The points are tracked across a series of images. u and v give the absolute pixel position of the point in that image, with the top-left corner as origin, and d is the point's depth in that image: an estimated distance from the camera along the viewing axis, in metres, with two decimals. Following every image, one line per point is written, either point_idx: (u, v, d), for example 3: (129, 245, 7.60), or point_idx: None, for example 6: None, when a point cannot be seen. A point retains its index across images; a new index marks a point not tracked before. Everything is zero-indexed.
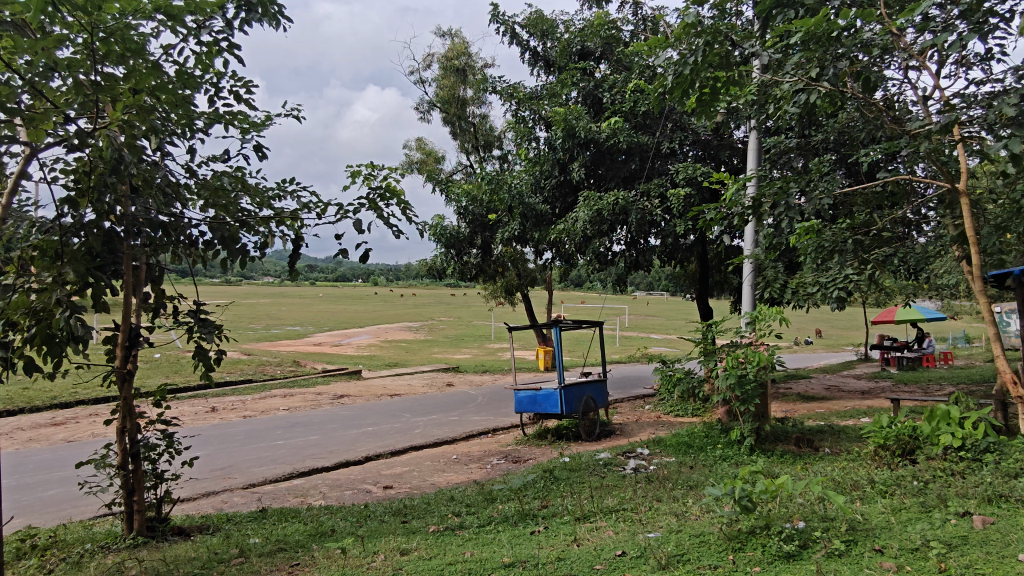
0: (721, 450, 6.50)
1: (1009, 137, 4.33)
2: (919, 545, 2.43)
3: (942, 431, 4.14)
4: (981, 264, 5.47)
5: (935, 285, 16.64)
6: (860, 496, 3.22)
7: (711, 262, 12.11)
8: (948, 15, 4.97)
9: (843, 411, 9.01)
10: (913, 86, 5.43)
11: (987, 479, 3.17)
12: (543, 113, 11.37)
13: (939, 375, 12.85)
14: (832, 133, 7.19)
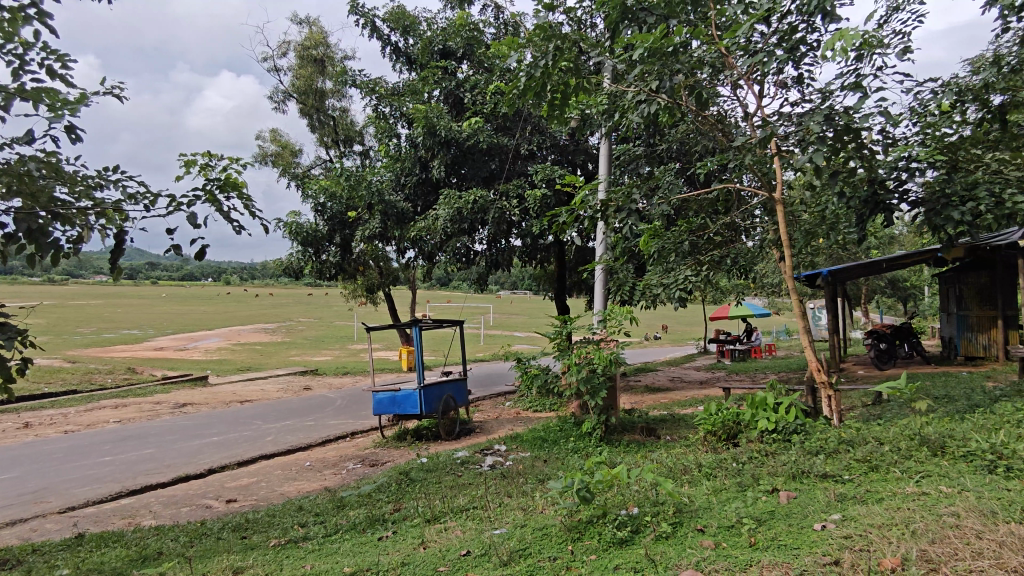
0: (573, 442, 6.74)
1: (814, 153, 4.87)
2: (733, 522, 2.64)
3: (760, 417, 4.58)
4: (793, 266, 6.11)
5: (762, 284, 18.49)
6: (688, 480, 3.48)
7: (567, 262, 12.58)
8: (767, 40, 5.51)
9: (684, 400, 9.74)
10: (740, 103, 5.97)
11: (793, 457, 3.54)
12: (405, 110, 11.17)
13: (766, 365, 14.29)
14: (672, 142, 7.85)
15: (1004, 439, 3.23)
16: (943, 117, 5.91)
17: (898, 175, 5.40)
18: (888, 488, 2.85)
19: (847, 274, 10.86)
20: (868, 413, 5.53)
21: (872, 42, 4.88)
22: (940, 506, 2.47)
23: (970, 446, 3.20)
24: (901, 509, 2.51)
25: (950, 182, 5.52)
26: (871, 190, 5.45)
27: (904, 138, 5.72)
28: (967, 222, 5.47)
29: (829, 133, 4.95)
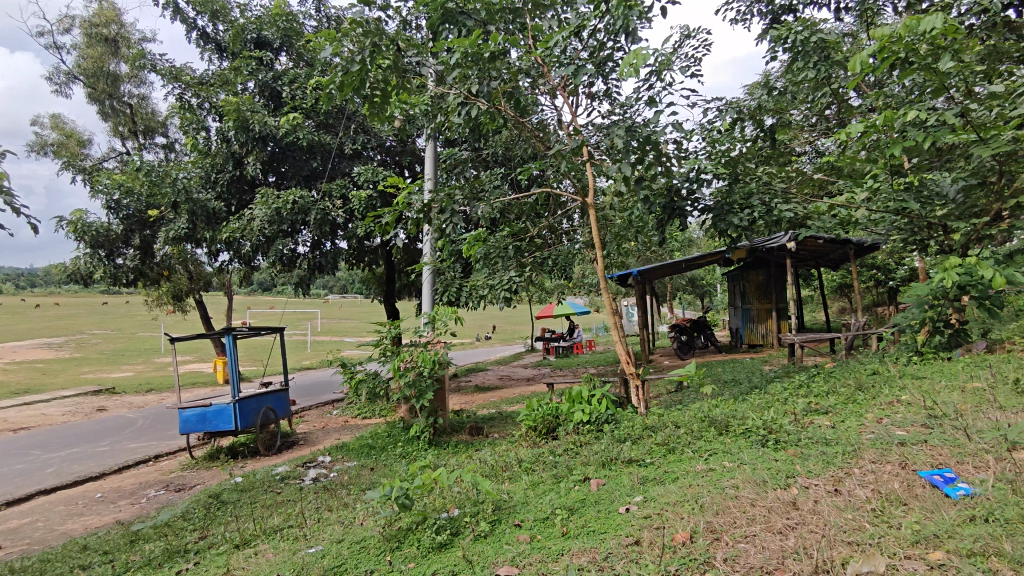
0: (401, 447, 6.61)
1: (619, 160, 5.24)
2: (547, 514, 2.74)
3: (575, 410, 4.84)
4: (604, 267, 6.51)
5: (582, 284, 19.66)
6: (508, 476, 3.56)
7: (395, 264, 12.37)
8: (578, 54, 5.84)
9: (511, 398, 10.03)
10: (555, 112, 6.26)
11: (603, 446, 3.76)
12: (215, 101, 10.25)
13: (586, 360, 15.19)
14: (497, 148, 8.04)
15: (773, 416, 3.70)
16: (727, 135, 6.68)
17: (690, 184, 6.00)
18: (682, 467, 3.13)
19: (654, 274, 11.88)
20: (670, 400, 6.07)
21: (667, 63, 5.37)
22: (723, 479, 2.76)
23: (747, 424, 3.62)
24: (692, 486, 2.76)
25: (731, 192, 6.24)
26: (668, 197, 6.00)
27: (696, 152, 6.37)
28: (744, 227, 6.25)
29: (632, 144, 5.35)
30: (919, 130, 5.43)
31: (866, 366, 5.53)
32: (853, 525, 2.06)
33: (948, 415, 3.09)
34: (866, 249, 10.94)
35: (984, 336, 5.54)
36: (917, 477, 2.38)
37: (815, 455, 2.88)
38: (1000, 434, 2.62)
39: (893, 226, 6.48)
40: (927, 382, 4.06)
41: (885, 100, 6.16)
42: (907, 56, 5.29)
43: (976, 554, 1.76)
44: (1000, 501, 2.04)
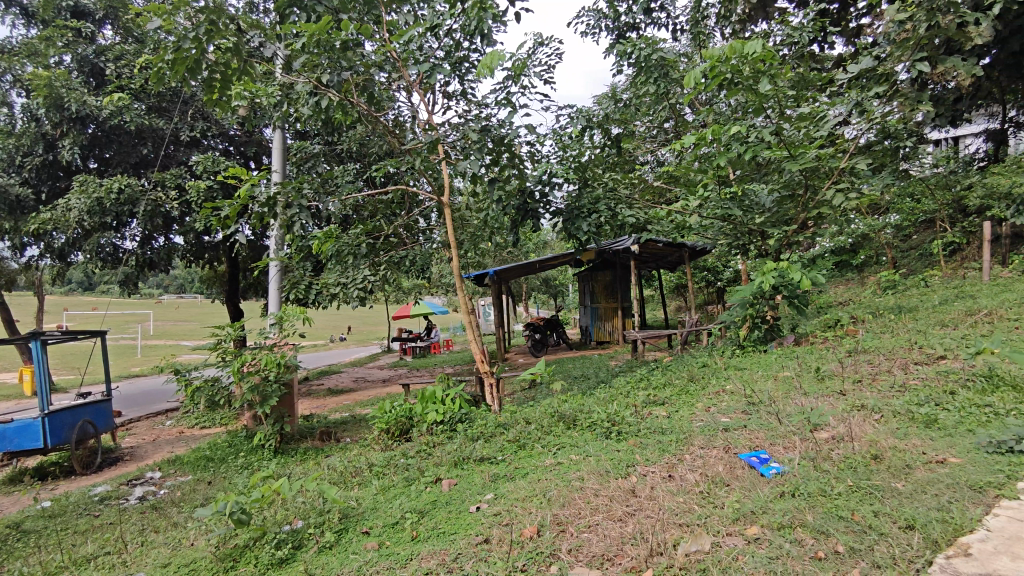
0: (243, 458, 6.16)
1: (474, 160, 5.25)
2: (397, 519, 2.68)
3: (430, 410, 4.78)
4: (460, 266, 6.48)
5: (440, 284, 19.62)
6: (358, 482, 3.45)
7: (239, 262, 11.55)
8: (434, 52, 5.79)
9: (365, 400, 9.75)
10: (410, 109, 6.17)
11: (455, 446, 3.75)
12: (20, 73, 8.94)
13: (443, 360, 15.15)
14: (351, 143, 7.77)
15: (616, 408, 3.91)
16: (577, 142, 6.97)
17: (543, 187, 6.19)
18: (531, 463, 3.20)
19: (509, 274, 12.13)
20: (523, 397, 6.21)
21: (521, 67, 5.48)
22: (570, 472, 2.86)
23: (592, 417, 3.79)
24: (541, 480, 2.83)
25: (581, 196, 6.51)
26: (521, 199, 6.14)
27: (548, 156, 6.57)
28: (592, 231, 6.56)
29: (488, 144, 5.38)
30: (743, 145, 6.00)
31: (698, 359, 6.01)
32: (684, 507, 2.22)
33: (763, 401, 3.45)
34: (698, 253, 11.97)
35: (793, 330, 6.24)
36: (738, 459, 2.62)
37: (652, 444, 3.07)
38: (805, 417, 2.96)
39: (720, 232, 7.12)
40: (747, 373, 4.50)
41: (715, 117, 6.77)
42: (733, 78, 5.84)
43: (785, 525, 1.96)
44: (804, 477, 2.30)
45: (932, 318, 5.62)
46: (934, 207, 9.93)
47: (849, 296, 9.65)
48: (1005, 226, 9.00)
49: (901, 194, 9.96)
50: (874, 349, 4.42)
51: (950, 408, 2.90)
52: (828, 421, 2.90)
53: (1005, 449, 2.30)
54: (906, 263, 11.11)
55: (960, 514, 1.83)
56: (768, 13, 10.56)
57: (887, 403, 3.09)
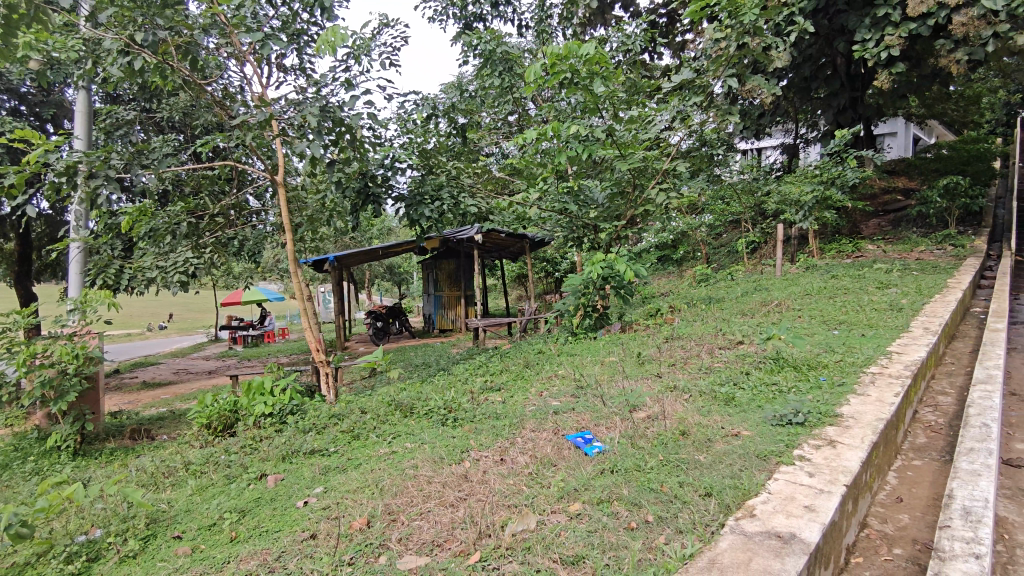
0: (32, 462, 5.36)
1: (312, 139, 4.97)
2: (214, 520, 2.49)
3: (257, 402, 4.50)
4: (295, 250, 6.13)
5: (275, 269, 18.52)
6: (171, 483, 3.15)
7: (31, 240, 10.06)
8: (269, 21, 5.40)
9: (186, 394, 8.95)
10: (241, 80, 5.72)
11: (283, 438, 3.56)
12: None
13: (277, 349, 14.35)
14: (172, 111, 7.06)
15: (453, 395, 3.94)
16: (422, 129, 6.91)
17: (385, 171, 6.05)
18: (365, 453, 3.13)
19: (351, 260, 11.74)
20: (361, 386, 6.06)
21: (364, 47, 5.29)
22: (403, 461, 2.83)
23: (429, 405, 3.79)
24: (373, 471, 2.77)
25: (424, 183, 6.44)
26: (362, 182, 5.95)
27: (391, 140, 6.42)
28: (433, 218, 6.54)
29: (327, 123, 5.13)
30: (579, 142, 6.29)
31: (534, 346, 6.24)
32: (513, 489, 2.29)
33: (589, 385, 3.67)
34: (538, 244, 12.45)
35: (621, 318, 6.69)
36: (565, 440, 2.76)
37: (486, 429, 3.13)
38: (625, 399, 3.19)
39: (557, 224, 7.44)
40: (578, 358, 4.76)
41: (555, 115, 7.05)
42: (572, 77, 6.11)
43: (604, 500, 2.10)
44: (621, 454, 2.48)
45: (735, 308, 6.33)
46: (740, 209, 11.16)
47: (670, 287, 10.55)
48: (794, 228, 10.36)
49: (714, 196, 11.10)
50: (687, 335, 4.88)
51: (744, 386, 3.29)
52: (645, 402, 3.15)
53: (785, 421, 2.65)
54: (717, 258, 12.41)
55: (748, 480, 2.08)
56: (605, 19, 11.25)
57: (694, 384, 3.44)
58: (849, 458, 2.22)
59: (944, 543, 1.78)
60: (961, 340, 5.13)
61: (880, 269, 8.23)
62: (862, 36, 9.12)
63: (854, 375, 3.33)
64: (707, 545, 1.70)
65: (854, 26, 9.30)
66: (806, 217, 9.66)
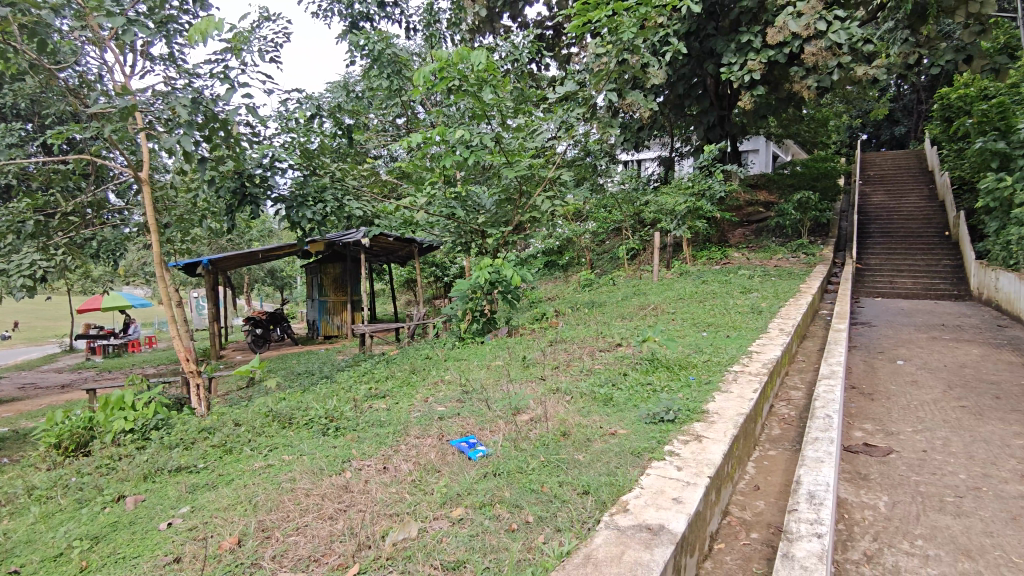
0: None
1: (183, 133, 4.63)
2: (61, 550, 2.26)
3: (115, 418, 4.13)
4: (162, 252, 5.68)
5: (140, 273, 17.10)
6: (11, 512, 2.82)
7: None
8: (134, 6, 5.00)
9: (32, 412, 8.03)
10: (100, 68, 5.24)
11: (145, 456, 3.29)
12: None
13: (142, 359, 13.26)
14: (16, 97, 6.35)
15: (335, 404, 3.82)
16: (305, 128, 6.67)
17: (263, 170, 5.77)
18: (237, 468, 2.96)
19: (226, 263, 11.06)
20: (236, 396, 5.72)
21: (242, 40, 5.03)
22: (280, 474, 2.71)
23: (308, 415, 3.65)
24: (247, 486, 2.63)
25: (306, 184, 6.20)
26: (238, 181, 5.64)
27: (270, 138, 6.13)
28: (316, 221, 6.33)
29: (200, 119, 4.81)
30: (467, 148, 6.34)
31: (422, 352, 6.18)
32: (395, 497, 2.26)
33: (475, 390, 3.69)
34: (426, 249, 12.37)
35: (507, 323, 6.78)
36: (450, 445, 2.76)
37: (370, 437, 3.06)
38: (509, 403, 3.24)
39: (445, 229, 7.43)
40: (464, 363, 4.78)
41: (443, 120, 7.05)
42: (459, 82, 6.16)
43: (486, 504, 2.11)
44: (504, 457, 2.51)
45: (616, 312, 6.61)
46: (620, 217, 11.67)
47: (556, 292, 10.84)
48: (669, 236, 10.99)
49: (597, 205, 11.53)
50: (570, 338, 5.04)
51: (621, 387, 3.45)
52: (528, 405, 3.21)
53: (657, 418, 2.81)
54: (600, 264, 12.91)
55: (623, 477, 2.18)
56: (494, 27, 11.45)
57: (576, 386, 3.55)
58: (713, 452, 2.39)
59: (792, 525, 1.95)
60: (812, 340, 5.66)
61: (744, 275, 8.91)
62: (729, 59, 9.87)
63: (720, 373, 3.59)
64: (583, 541, 1.76)
65: (721, 50, 10.05)
66: (680, 226, 10.28)
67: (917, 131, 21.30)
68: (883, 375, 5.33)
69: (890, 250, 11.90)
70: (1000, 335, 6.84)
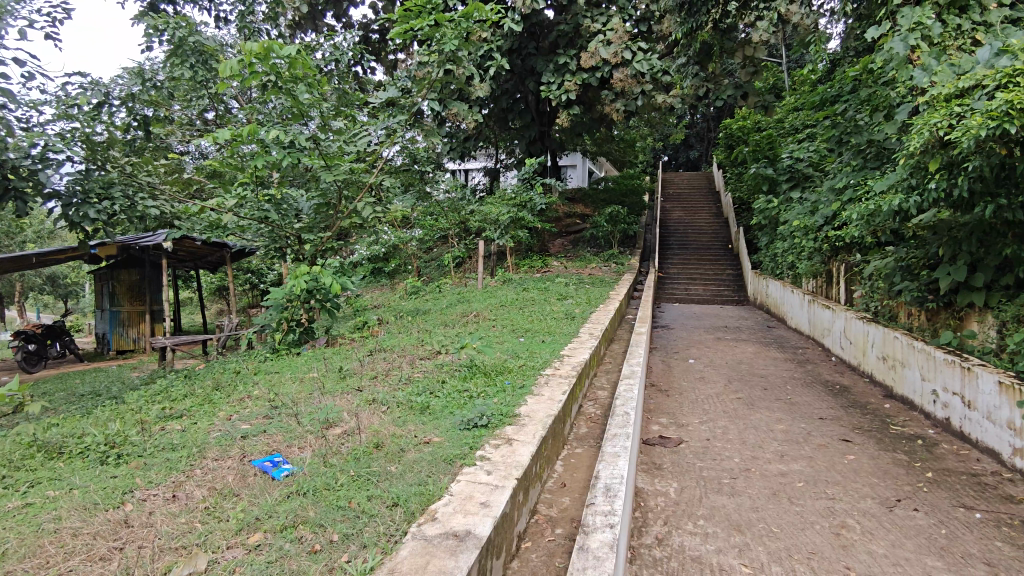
0: None
1: None
2: None
3: None
4: None
5: None
6: None
7: None
8: None
9: None
10: None
11: None
12: None
13: None
14: None
15: (119, 428, 3.39)
16: (91, 116, 5.88)
17: (33, 162, 4.99)
18: None
19: None
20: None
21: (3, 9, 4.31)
22: (41, 514, 2.33)
23: (85, 442, 3.20)
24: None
25: (89, 179, 5.47)
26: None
27: (42, 124, 5.31)
28: (102, 222, 5.59)
29: None
30: (283, 148, 5.99)
31: (228, 366, 5.71)
32: (183, 529, 2.04)
33: (284, 404, 3.48)
34: (240, 254, 11.53)
35: (326, 332, 6.51)
36: (251, 466, 2.57)
37: (158, 463, 2.75)
38: (319, 416, 3.10)
39: (258, 233, 6.95)
40: (276, 376, 4.50)
41: (256, 117, 6.62)
42: (273, 78, 5.82)
43: (288, 526, 2.00)
44: (312, 474, 2.39)
45: (438, 319, 6.64)
46: (446, 227, 11.54)
47: (382, 300, 10.64)
48: (493, 245, 11.30)
49: (423, 213, 11.51)
50: (390, 347, 4.96)
51: (439, 394, 3.45)
52: (341, 418, 3.10)
53: (471, 424, 2.85)
54: (426, 272, 12.93)
55: (434, 485, 2.17)
56: (316, 25, 11.09)
57: (393, 395, 3.49)
58: (522, 454, 2.48)
59: (589, 518, 2.08)
60: (618, 343, 6.12)
61: (561, 283, 9.42)
62: (548, 79, 10.41)
63: (533, 377, 3.74)
64: (388, 556, 1.73)
65: (541, 69, 10.58)
66: (503, 235, 10.60)
67: (707, 155, 24.11)
68: (677, 373, 5.91)
69: (686, 260, 13.29)
70: (768, 335, 7.92)
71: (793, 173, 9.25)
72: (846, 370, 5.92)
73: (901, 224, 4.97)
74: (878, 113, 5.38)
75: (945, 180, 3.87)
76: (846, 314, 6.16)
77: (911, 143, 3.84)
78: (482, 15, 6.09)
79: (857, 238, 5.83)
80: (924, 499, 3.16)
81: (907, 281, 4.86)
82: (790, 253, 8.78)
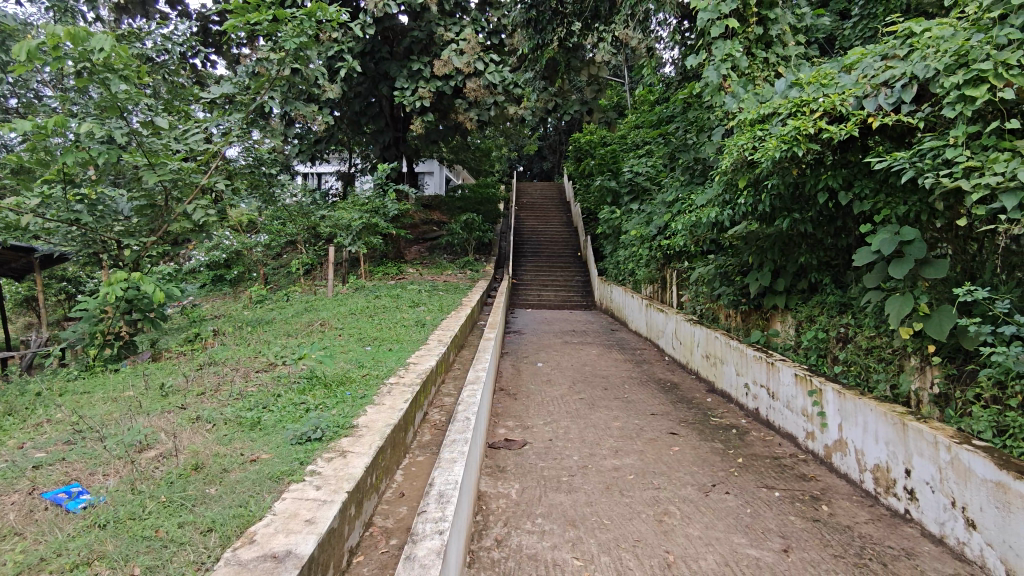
0: None
1: None
2: None
3: None
4: None
5: None
6: None
7: None
8: None
9: None
10: None
11: None
12: None
13: None
14: None
15: None
16: None
17: None
18: None
19: None
20: None
21: None
22: None
23: None
24: None
25: None
26: None
27: None
28: None
29: None
30: (100, 142, 5.40)
31: (28, 387, 5.01)
32: None
33: (91, 428, 3.12)
34: (52, 261, 10.22)
35: (152, 345, 5.94)
36: (41, 499, 2.27)
37: None
38: (131, 440, 2.81)
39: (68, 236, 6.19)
40: (84, 396, 4.02)
41: (66, 107, 5.91)
42: (86, 66, 5.23)
43: (81, 563, 1.78)
44: (115, 503, 2.16)
45: (281, 329, 6.32)
46: (294, 231, 10.75)
47: (222, 309, 9.91)
48: (344, 252, 10.95)
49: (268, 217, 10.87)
50: (223, 360, 4.63)
51: (272, 408, 3.28)
52: (157, 440, 2.84)
53: (303, 438, 2.72)
54: (273, 280, 12.25)
55: (255, 506, 2.05)
56: (146, 11, 10.17)
57: (220, 412, 3.26)
58: (355, 466, 2.42)
59: (419, 527, 2.06)
60: (466, 349, 6.16)
61: (414, 290, 9.33)
62: (401, 84, 10.26)
63: (375, 387, 3.66)
64: None
65: (395, 73, 10.38)
66: (354, 242, 10.23)
67: (558, 166, 25.22)
68: (524, 377, 6.08)
69: (538, 267, 13.74)
70: (610, 337, 8.41)
71: (633, 187, 9.89)
72: (676, 368, 6.43)
73: (718, 235, 5.50)
74: (700, 133, 5.93)
75: (751, 196, 4.33)
76: (676, 317, 6.68)
77: (724, 162, 4.25)
78: (327, 15, 5.90)
79: (684, 246, 6.36)
80: (734, 483, 3.50)
81: (725, 286, 5.38)
82: (630, 260, 9.38)
